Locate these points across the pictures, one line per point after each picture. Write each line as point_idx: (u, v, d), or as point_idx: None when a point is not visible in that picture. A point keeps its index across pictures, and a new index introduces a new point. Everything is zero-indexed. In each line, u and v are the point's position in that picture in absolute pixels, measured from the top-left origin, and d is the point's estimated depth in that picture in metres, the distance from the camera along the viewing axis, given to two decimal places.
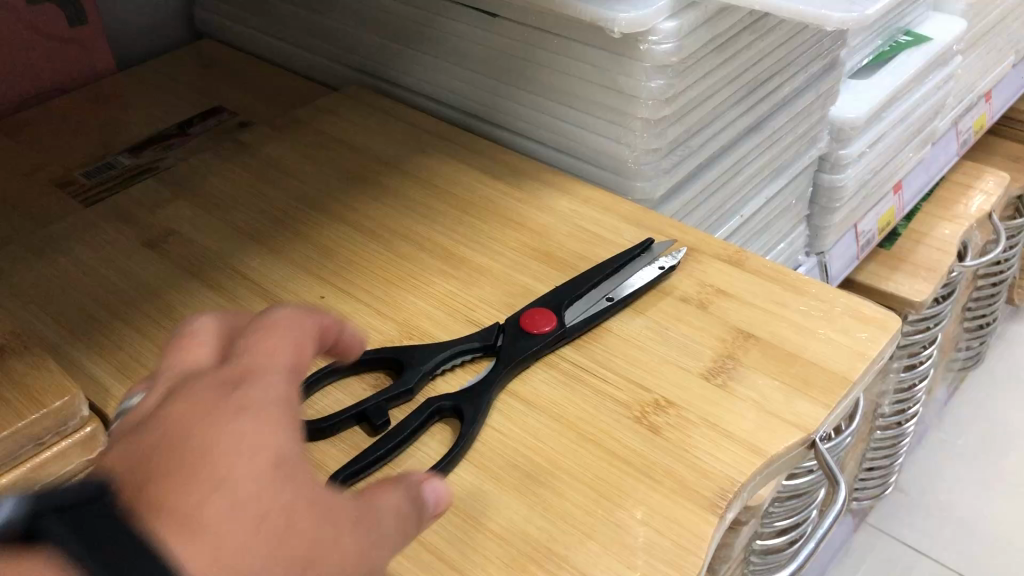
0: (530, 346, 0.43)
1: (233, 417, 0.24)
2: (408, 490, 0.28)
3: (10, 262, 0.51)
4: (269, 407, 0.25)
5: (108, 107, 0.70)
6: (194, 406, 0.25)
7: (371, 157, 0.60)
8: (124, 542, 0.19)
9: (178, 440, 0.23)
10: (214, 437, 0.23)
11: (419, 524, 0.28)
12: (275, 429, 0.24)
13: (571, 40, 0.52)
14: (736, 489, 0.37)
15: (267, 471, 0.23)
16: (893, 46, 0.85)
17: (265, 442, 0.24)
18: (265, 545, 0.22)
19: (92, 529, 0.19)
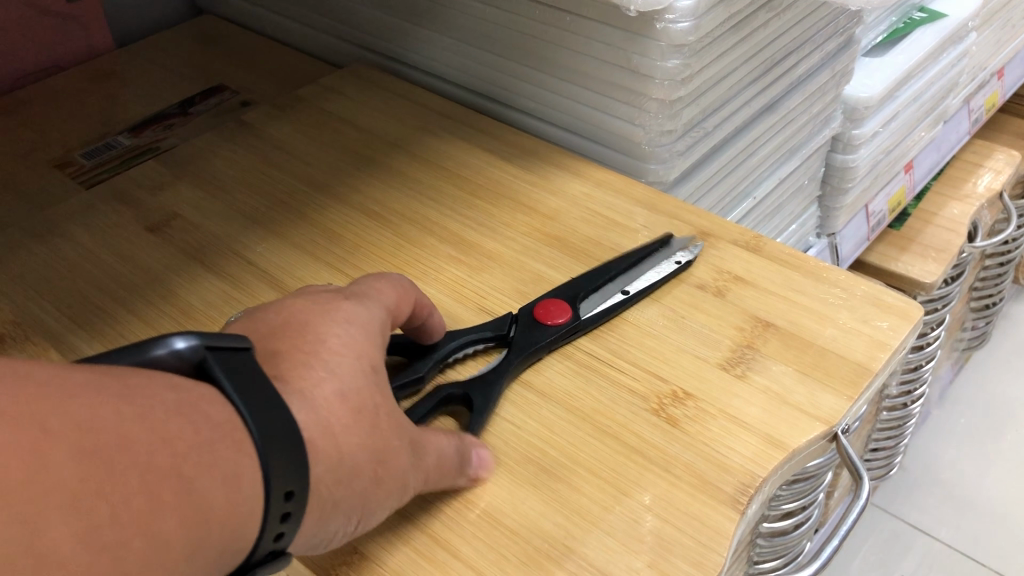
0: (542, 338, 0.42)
1: (343, 332, 0.32)
2: (455, 441, 0.36)
3: (10, 246, 0.50)
4: (369, 327, 0.33)
5: (108, 85, 0.68)
6: (314, 305, 0.33)
7: (377, 138, 0.59)
8: (261, 385, 0.27)
9: (306, 328, 0.31)
10: (327, 330, 0.31)
11: (460, 470, 0.36)
12: (370, 345, 0.32)
13: (583, 17, 0.50)
14: (756, 484, 0.36)
15: (366, 372, 0.31)
16: (907, 23, 0.84)
17: (364, 350, 0.32)
18: (356, 431, 0.29)
19: (245, 371, 0.27)
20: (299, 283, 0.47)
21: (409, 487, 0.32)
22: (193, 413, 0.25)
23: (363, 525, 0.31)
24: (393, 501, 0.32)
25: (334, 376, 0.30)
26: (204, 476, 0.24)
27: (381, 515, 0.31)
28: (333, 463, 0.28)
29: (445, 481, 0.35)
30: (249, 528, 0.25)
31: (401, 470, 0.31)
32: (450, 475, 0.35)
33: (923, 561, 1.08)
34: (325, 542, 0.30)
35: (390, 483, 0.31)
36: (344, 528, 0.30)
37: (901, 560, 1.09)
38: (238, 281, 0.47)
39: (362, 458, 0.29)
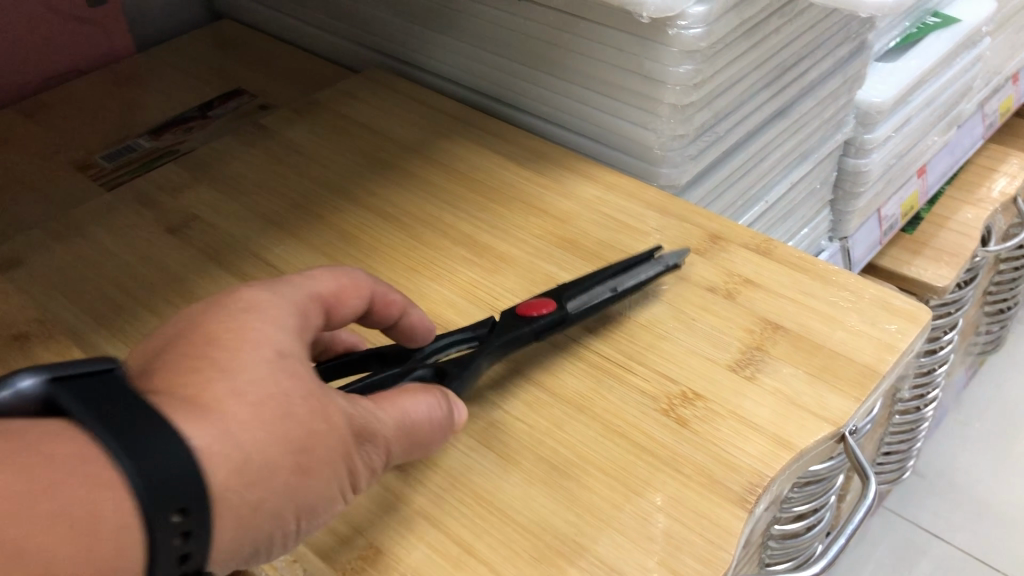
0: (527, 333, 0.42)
1: (251, 324, 0.30)
2: (424, 400, 0.34)
3: (33, 246, 0.51)
4: (280, 314, 0.31)
5: (128, 89, 0.70)
6: (215, 304, 0.31)
7: (393, 141, 0.59)
8: (120, 401, 0.25)
9: (202, 329, 0.30)
10: (226, 327, 0.30)
11: (415, 444, 0.34)
12: (275, 332, 0.30)
13: (596, 23, 0.51)
14: (764, 483, 0.37)
15: (270, 361, 0.29)
16: (920, 28, 0.84)
17: (268, 339, 0.30)
18: (267, 427, 0.27)
19: (99, 391, 0.25)
20: None
21: (360, 470, 0.31)
22: (27, 463, 0.23)
23: (315, 524, 0.30)
24: (344, 487, 0.31)
25: (229, 375, 0.28)
26: (36, 531, 0.22)
27: (335, 506, 0.31)
28: (236, 466, 0.26)
29: (411, 447, 0.34)
30: (126, 565, 0.24)
31: (338, 461, 0.30)
32: (415, 442, 0.34)
33: (936, 566, 1.08)
34: (276, 546, 0.30)
35: (329, 472, 0.29)
36: (292, 531, 0.29)
37: (914, 564, 1.09)
38: (257, 282, 0.48)
39: (275, 454, 0.27)
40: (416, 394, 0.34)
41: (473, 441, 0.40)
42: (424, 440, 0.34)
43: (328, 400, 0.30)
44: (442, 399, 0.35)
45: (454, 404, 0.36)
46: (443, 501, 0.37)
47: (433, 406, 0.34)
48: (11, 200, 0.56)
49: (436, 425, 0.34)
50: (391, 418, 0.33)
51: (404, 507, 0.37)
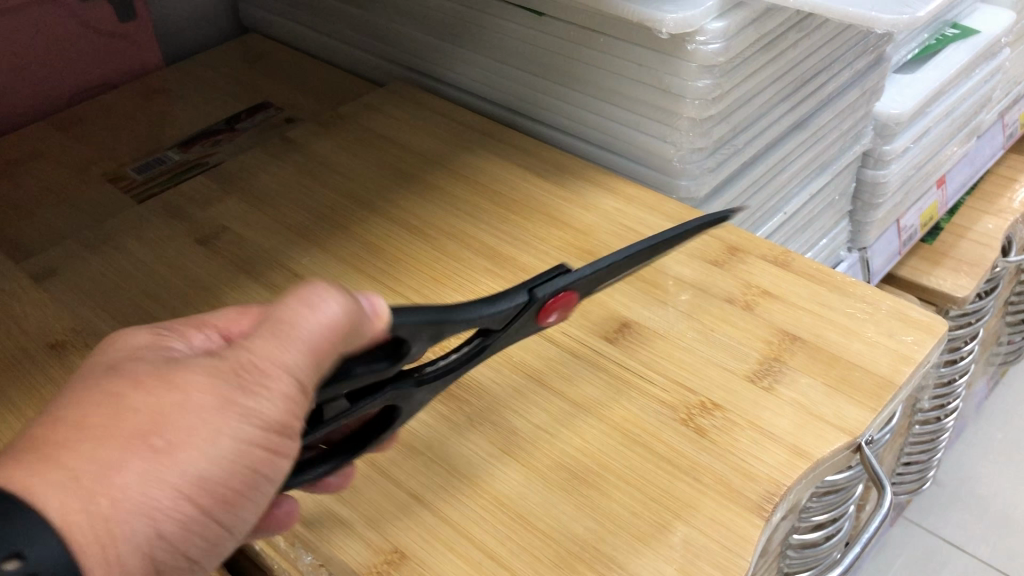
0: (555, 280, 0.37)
1: (95, 357, 0.30)
2: (304, 306, 0.30)
3: (66, 257, 0.53)
4: (132, 338, 0.30)
5: (157, 102, 0.71)
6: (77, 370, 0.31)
7: (416, 154, 0.61)
8: None
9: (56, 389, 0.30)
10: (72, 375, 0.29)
11: (325, 355, 0.30)
12: (115, 356, 0.30)
13: (617, 39, 0.52)
14: (781, 492, 0.38)
15: (98, 376, 0.28)
16: (939, 39, 0.84)
17: (100, 364, 0.29)
18: (102, 433, 0.26)
19: None
20: None
21: (263, 409, 0.28)
22: None
23: (252, 496, 0.29)
24: (260, 438, 0.28)
25: (53, 412, 0.27)
26: None
27: (270, 462, 0.29)
28: (68, 478, 0.25)
29: (322, 360, 0.29)
30: None
31: (215, 421, 0.27)
32: (318, 354, 0.29)
33: None
34: (227, 529, 0.29)
35: (209, 431, 0.27)
36: (226, 508, 0.28)
37: None
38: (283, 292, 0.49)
39: (116, 448, 0.26)
40: (297, 302, 0.30)
41: (495, 449, 0.41)
42: (328, 348, 0.30)
43: (175, 373, 0.28)
44: (330, 294, 0.30)
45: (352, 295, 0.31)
46: (466, 507, 0.38)
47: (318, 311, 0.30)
48: (45, 211, 0.58)
49: (332, 326, 0.30)
50: (269, 344, 0.29)
51: (428, 514, 0.38)
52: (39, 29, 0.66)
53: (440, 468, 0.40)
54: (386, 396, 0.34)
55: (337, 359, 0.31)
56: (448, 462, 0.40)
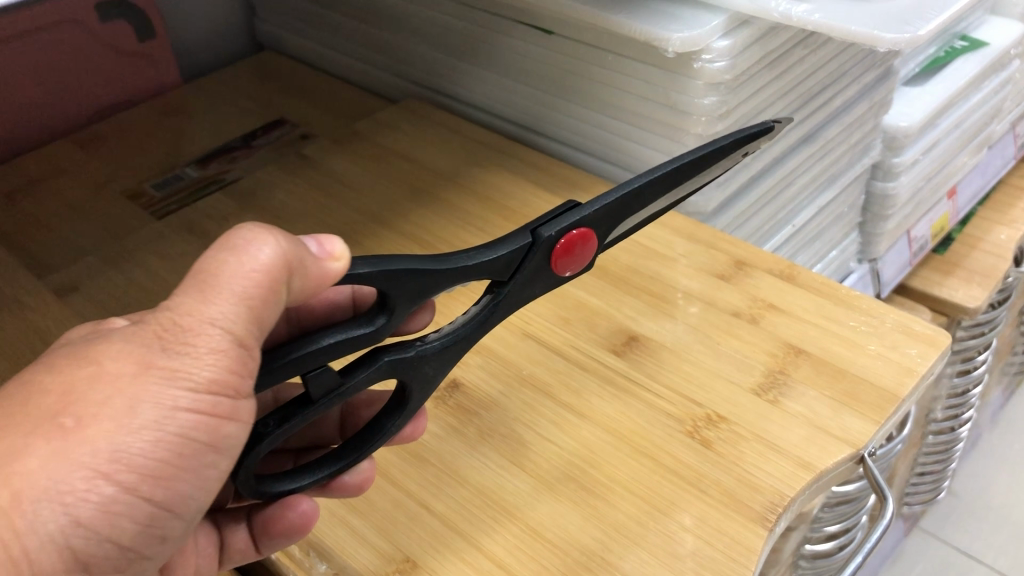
0: (560, 220, 0.36)
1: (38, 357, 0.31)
2: (229, 257, 0.29)
3: (88, 271, 0.54)
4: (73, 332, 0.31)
5: (176, 119, 0.73)
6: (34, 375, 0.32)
7: (429, 170, 0.62)
8: None
9: None
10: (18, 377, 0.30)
11: (261, 306, 0.29)
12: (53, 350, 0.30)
13: (626, 57, 0.53)
14: (784, 502, 0.38)
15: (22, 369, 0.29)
16: (948, 51, 0.85)
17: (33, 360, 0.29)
18: (12, 421, 0.26)
19: None
20: None
21: (193, 367, 0.28)
22: None
23: (193, 464, 0.29)
24: (191, 405, 0.28)
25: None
26: None
27: (210, 429, 0.29)
28: None
29: (251, 308, 0.29)
30: None
31: (133, 390, 0.27)
32: (253, 307, 0.29)
33: None
34: (166, 506, 0.29)
35: (127, 400, 0.27)
36: (159, 483, 0.28)
37: None
38: None
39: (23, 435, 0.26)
40: (222, 249, 0.29)
41: (504, 460, 0.42)
42: (255, 294, 0.29)
43: (94, 346, 0.28)
44: (257, 236, 0.30)
45: (281, 235, 0.30)
46: (475, 515, 0.39)
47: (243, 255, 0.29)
48: (66, 227, 0.59)
49: (258, 270, 0.29)
50: (192, 298, 0.28)
51: (439, 522, 0.39)
52: (61, 49, 0.68)
53: (452, 478, 0.41)
54: (384, 367, 0.34)
55: (275, 306, 0.30)
56: (458, 472, 0.41)
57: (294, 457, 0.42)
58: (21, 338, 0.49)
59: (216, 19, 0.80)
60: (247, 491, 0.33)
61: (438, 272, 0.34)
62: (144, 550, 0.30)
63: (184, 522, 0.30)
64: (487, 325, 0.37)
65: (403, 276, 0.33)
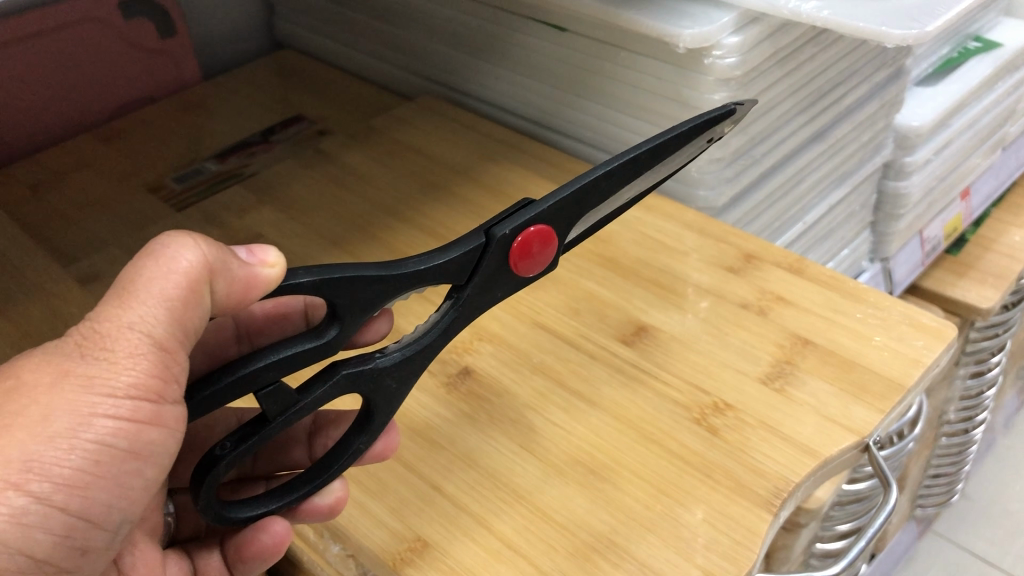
0: (514, 220, 0.37)
1: None
2: (149, 262, 0.30)
3: (108, 261, 0.56)
4: None
5: (196, 115, 0.74)
6: None
7: (443, 165, 0.63)
8: None
9: None
10: None
11: (181, 309, 0.30)
12: None
13: (637, 54, 0.54)
14: (789, 488, 0.39)
15: None
16: (961, 52, 0.85)
17: None
18: None
19: None
20: None
21: (112, 372, 0.29)
22: None
23: (114, 476, 0.29)
24: (108, 411, 0.29)
25: None
26: None
27: (130, 436, 0.29)
28: None
29: (170, 312, 0.30)
30: None
31: (48, 396, 0.28)
32: (173, 310, 0.30)
33: None
34: (86, 516, 0.29)
35: (42, 407, 0.28)
36: (75, 492, 0.29)
37: None
38: None
39: None
40: (142, 257, 0.30)
41: (514, 444, 0.42)
42: (175, 297, 0.30)
43: (19, 361, 0.29)
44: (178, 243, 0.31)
45: (203, 241, 0.31)
46: (487, 497, 0.40)
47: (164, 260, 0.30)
48: (86, 218, 0.61)
49: (178, 272, 0.30)
50: (113, 304, 0.29)
51: (452, 504, 0.40)
52: (84, 45, 0.69)
53: (463, 461, 0.42)
54: (342, 380, 0.34)
55: (197, 309, 0.31)
56: (471, 456, 0.42)
57: (265, 481, 0.41)
58: (46, 324, 0.51)
59: (236, 17, 0.81)
60: (212, 518, 0.34)
61: (388, 279, 0.34)
62: (63, 563, 0.30)
63: (107, 534, 0.30)
64: (451, 330, 0.37)
65: (352, 283, 0.33)
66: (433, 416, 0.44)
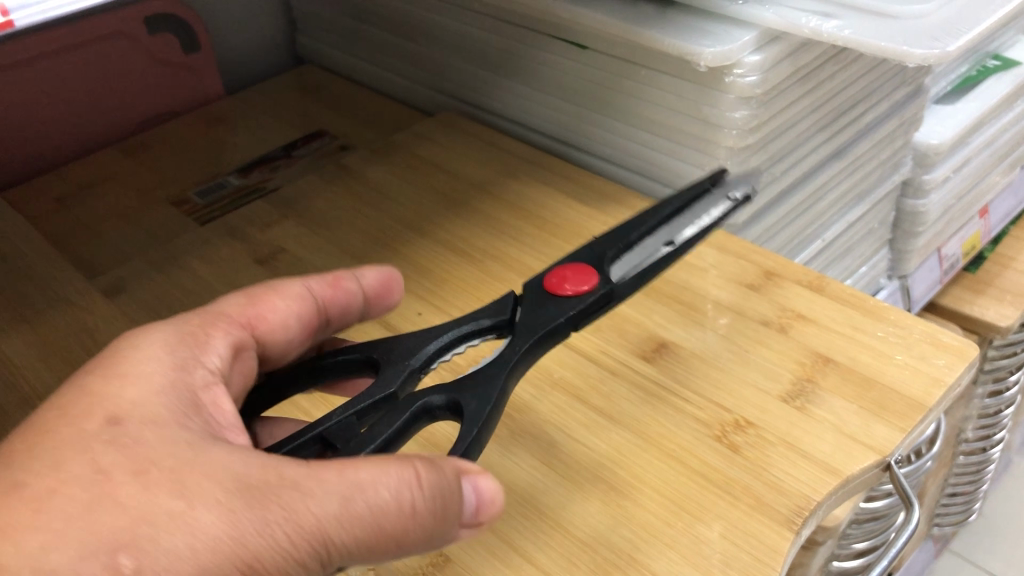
0: (584, 300, 0.41)
1: (111, 384, 0.32)
2: (390, 474, 0.30)
3: (135, 274, 0.56)
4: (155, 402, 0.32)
5: (219, 129, 0.75)
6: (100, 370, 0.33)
7: (464, 181, 0.63)
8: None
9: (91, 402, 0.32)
10: (103, 394, 0.32)
11: (371, 531, 0.30)
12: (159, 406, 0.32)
13: (658, 72, 0.54)
14: (810, 506, 0.39)
15: (101, 438, 0.30)
16: (980, 70, 0.85)
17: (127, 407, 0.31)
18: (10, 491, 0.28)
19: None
20: (393, 313, 0.52)
21: (266, 550, 0.28)
22: None
23: None
24: None
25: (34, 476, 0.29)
26: None
27: None
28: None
29: (365, 535, 0.30)
30: None
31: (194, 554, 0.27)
32: (361, 530, 0.29)
33: None
34: None
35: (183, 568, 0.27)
36: None
37: None
38: None
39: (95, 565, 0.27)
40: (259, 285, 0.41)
41: (534, 460, 0.43)
42: (385, 532, 0.30)
43: (200, 481, 0.29)
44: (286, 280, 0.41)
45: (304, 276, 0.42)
46: (508, 514, 0.40)
47: (274, 287, 0.40)
48: (113, 232, 0.61)
49: (401, 503, 0.30)
50: (332, 503, 0.29)
51: None
52: (109, 60, 0.70)
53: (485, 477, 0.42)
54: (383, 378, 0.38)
55: (386, 545, 0.30)
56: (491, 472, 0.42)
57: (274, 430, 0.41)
58: (72, 337, 0.51)
59: (258, 33, 0.82)
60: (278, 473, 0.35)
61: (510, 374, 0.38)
62: None
63: None
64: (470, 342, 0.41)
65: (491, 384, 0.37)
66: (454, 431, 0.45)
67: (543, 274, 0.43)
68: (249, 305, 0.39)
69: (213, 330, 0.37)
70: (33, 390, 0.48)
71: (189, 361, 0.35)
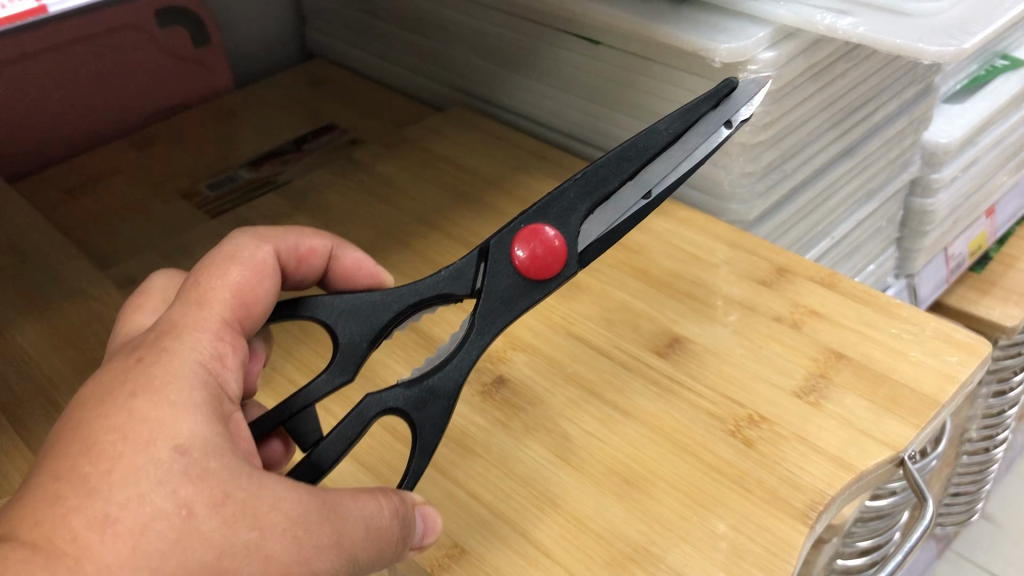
0: (544, 285, 0.40)
1: (167, 412, 0.28)
2: (387, 505, 0.32)
3: (148, 266, 0.56)
4: (213, 436, 0.28)
5: (228, 123, 0.75)
6: (146, 399, 0.28)
7: (474, 176, 0.63)
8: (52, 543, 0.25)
9: (140, 421, 0.28)
10: (163, 424, 0.28)
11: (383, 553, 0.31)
12: (223, 441, 0.29)
13: (672, 69, 0.54)
14: (826, 501, 0.39)
15: (174, 470, 0.27)
16: (988, 70, 0.85)
17: (195, 440, 0.28)
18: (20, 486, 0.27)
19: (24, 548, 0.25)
20: None
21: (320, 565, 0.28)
22: None
23: None
24: None
25: (60, 468, 0.27)
26: None
27: None
28: None
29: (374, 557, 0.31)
30: None
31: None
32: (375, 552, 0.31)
33: None
34: None
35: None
36: None
37: None
38: None
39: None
40: (228, 259, 0.36)
41: (547, 452, 0.43)
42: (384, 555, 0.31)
43: (268, 513, 0.28)
44: (256, 241, 0.38)
45: (275, 236, 0.39)
46: (521, 506, 0.40)
47: (255, 269, 0.36)
48: (126, 224, 0.61)
49: (396, 531, 0.32)
50: (361, 529, 0.30)
51: (490, 514, 0.40)
52: (121, 52, 0.70)
53: (499, 469, 0.42)
54: (340, 360, 0.38)
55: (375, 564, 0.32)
56: (505, 464, 0.43)
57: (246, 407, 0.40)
58: (86, 327, 0.51)
59: (269, 28, 0.82)
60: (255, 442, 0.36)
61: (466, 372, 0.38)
62: None
63: None
64: (430, 305, 0.40)
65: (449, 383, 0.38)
66: (468, 423, 0.45)
67: (505, 230, 0.41)
68: (239, 301, 0.34)
69: (226, 344, 0.32)
70: (47, 379, 0.48)
71: (216, 386, 0.31)
